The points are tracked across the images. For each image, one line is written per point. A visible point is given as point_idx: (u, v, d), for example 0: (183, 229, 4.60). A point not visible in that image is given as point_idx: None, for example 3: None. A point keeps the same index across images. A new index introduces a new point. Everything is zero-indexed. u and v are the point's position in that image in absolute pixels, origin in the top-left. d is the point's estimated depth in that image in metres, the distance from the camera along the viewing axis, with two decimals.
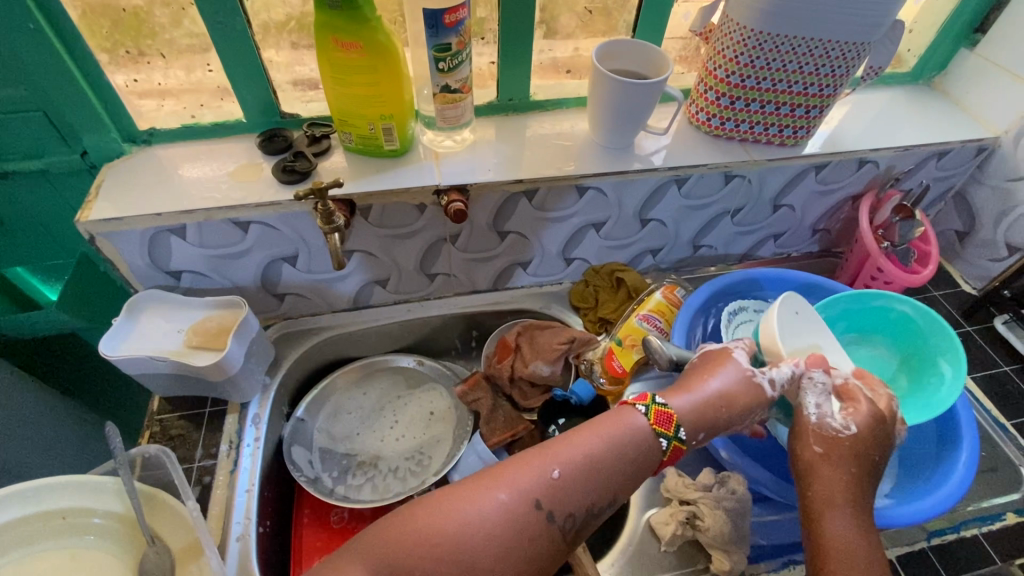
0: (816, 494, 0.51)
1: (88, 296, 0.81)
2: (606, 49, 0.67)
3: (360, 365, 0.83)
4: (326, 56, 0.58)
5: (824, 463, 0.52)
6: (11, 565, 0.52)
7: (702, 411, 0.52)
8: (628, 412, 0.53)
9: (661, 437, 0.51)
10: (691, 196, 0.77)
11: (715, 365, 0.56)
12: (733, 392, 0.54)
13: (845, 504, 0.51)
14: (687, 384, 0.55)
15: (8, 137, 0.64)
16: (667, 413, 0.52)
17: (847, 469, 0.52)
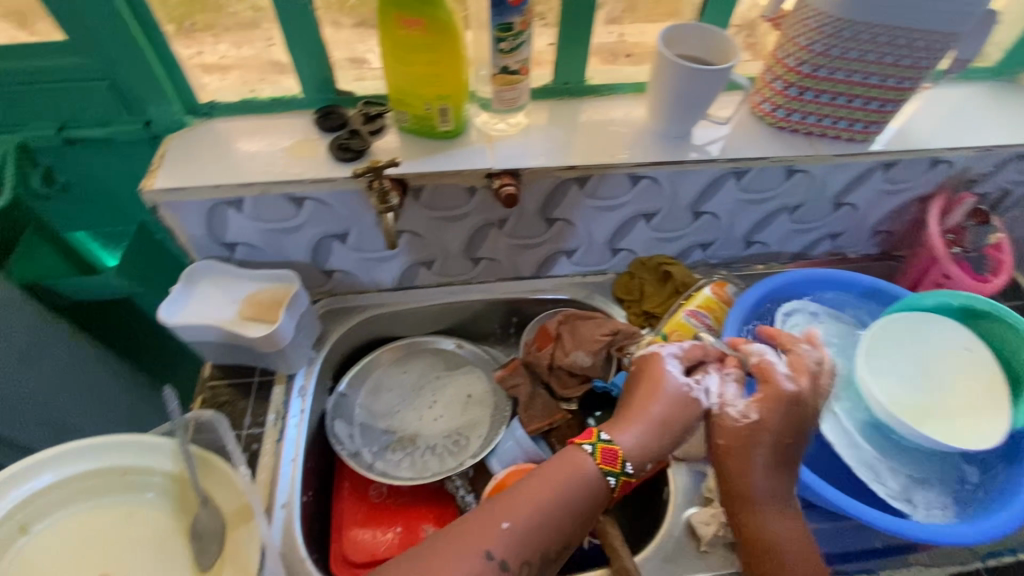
0: (731, 491, 0.55)
1: (140, 260, 0.84)
2: (671, 33, 0.64)
3: (403, 345, 0.83)
4: (388, 34, 0.58)
5: (732, 461, 0.55)
6: (75, 516, 0.55)
7: (648, 439, 0.54)
8: (575, 454, 0.54)
9: (609, 475, 0.52)
10: (749, 190, 0.74)
11: (651, 386, 0.56)
12: (673, 414, 0.55)
13: (763, 498, 0.54)
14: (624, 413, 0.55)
15: (77, 104, 0.66)
16: (612, 450, 0.53)
17: (759, 462, 0.54)
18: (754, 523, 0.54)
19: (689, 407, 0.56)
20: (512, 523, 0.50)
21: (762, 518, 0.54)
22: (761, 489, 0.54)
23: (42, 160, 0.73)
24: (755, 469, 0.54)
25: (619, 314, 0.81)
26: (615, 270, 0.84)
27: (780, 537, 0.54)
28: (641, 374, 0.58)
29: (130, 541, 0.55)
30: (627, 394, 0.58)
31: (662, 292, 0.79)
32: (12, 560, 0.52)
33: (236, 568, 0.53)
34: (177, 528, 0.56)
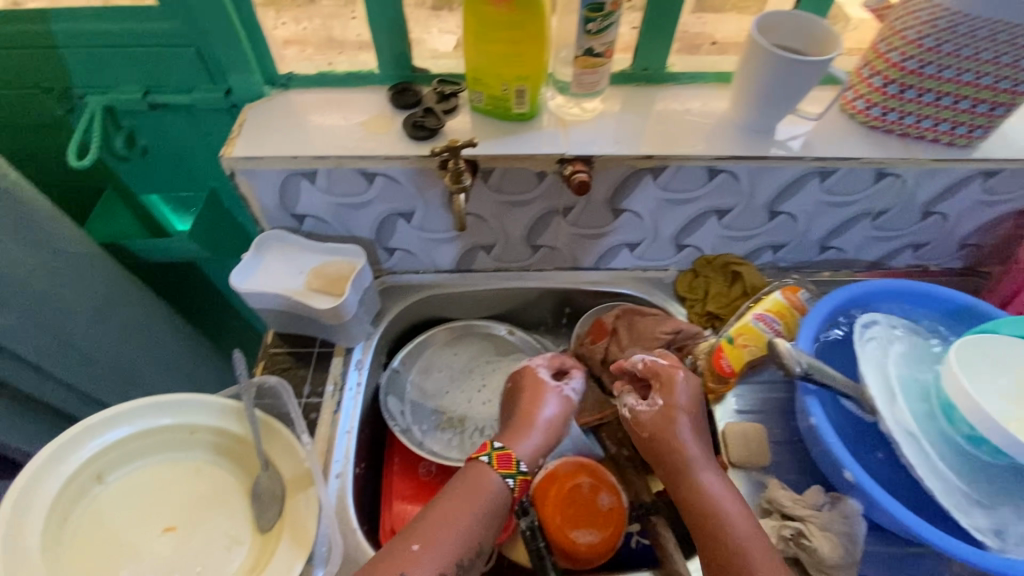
0: (665, 460, 0.59)
1: (217, 230, 0.87)
2: (766, 21, 0.61)
3: (455, 327, 0.83)
4: (474, 10, 0.56)
5: (659, 433, 0.60)
6: (141, 469, 0.56)
7: (545, 437, 0.63)
8: (476, 469, 0.58)
9: (508, 477, 0.58)
10: (832, 191, 0.70)
11: (538, 396, 0.66)
12: (557, 414, 0.65)
13: (691, 460, 0.57)
14: (515, 426, 0.64)
15: (163, 70, 0.68)
16: (507, 454, 0.59)
17: (682, 430, 0.59)
18: (688, 487, 0.56)
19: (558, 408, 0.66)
20: (422, 544, 0.52)
21: (695, 479, 0.56)
22: (686, 448, 0.58)
23: (125, 123, 0.75)
24: (677, 435, 0.59)
25: (679, 313, 0.78)
26: (677, 267, 0.81)
27: (719, 494, 0.55)
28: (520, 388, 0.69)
29: (195, 497, 0.55)
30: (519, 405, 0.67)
31: (729, 293, 0.77)
32: (86, 506, 0.53)
33: (295, 531, 0.53)
34: (239, 488, 0.57)
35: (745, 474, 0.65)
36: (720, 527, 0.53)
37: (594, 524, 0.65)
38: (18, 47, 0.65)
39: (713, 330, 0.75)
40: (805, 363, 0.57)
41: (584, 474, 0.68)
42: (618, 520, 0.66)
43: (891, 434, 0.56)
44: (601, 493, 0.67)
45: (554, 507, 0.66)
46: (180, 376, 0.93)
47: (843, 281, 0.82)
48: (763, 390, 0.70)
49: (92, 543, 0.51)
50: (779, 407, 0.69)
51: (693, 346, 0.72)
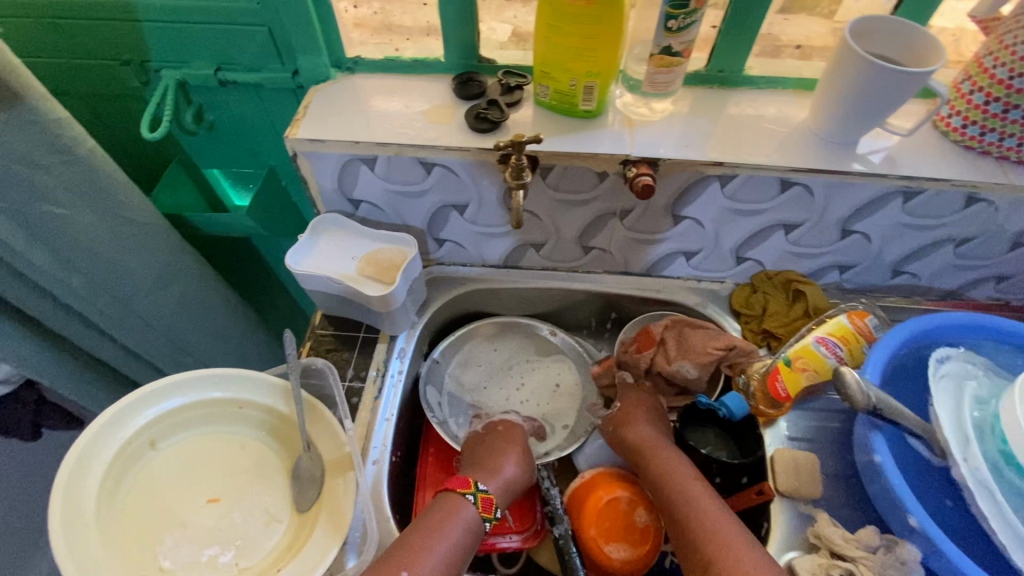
0: (631, 448, 0.66)
1: (273, 209, 0.88)
2: (860, 26, 0.57)
3: (497, 322, 0.82)
4: (550, 1, 0.54)
5: (620, 427, 0.68)
6: (191, 438, 0.57)
7: (508, 491, 0.60)
8: (458, 503, 0.56)
9: (485, 521, 0.56)
10: (915, 214, 0.65)
11: (511, 450, 0.65)
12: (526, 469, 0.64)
13: (652, 444, 0.65)
14: (485, 467, 0.62)
15: (236, 48, 0.69)
16: (489, 498, 0.57)
17: (641, 422, 0.67)
18: (651, 467, 0.63)
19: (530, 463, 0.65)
20: (411, 572, 0.49)
21: (654, 458, 0.63)
22: (647, 435, 0.66)
23: (195, 99, 0.76)
24: (635, 426, 0.67)
25: (733, 328, 0.75)
26: (734, 279, 0.78)
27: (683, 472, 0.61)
28: (503, 433, 0.68)
29: (239, 471, 0.56)
30: (485, 451, 0.65)
31: (790, 312, 0.73)
32: (137, 471, 0.54)
33: (331, 515, 0.53)
34: (280, 466, 0.57)
35: (794, 504, 0.61)
36: (686, 500, 0.58)
37: (630, 540, 0.64)
38: (101, 18, 0.66)
39: (769, 350, 0.72)
40: (874, 398, 0.53)
41: (622, 488, 0.67)
42: (654, 539, 0.64)
43: (964, 483, 0.52)
44: (638, 509, 0.65)
45: (589, 519, 0.65)
46: (227, 347, 0.95)
47: (914, 309, 0.77)
48: (818, 418, 0.67)
49: (142, 509, 0.53)
50: (834, 438, 0.66)
51: (746, 364, 0.69)
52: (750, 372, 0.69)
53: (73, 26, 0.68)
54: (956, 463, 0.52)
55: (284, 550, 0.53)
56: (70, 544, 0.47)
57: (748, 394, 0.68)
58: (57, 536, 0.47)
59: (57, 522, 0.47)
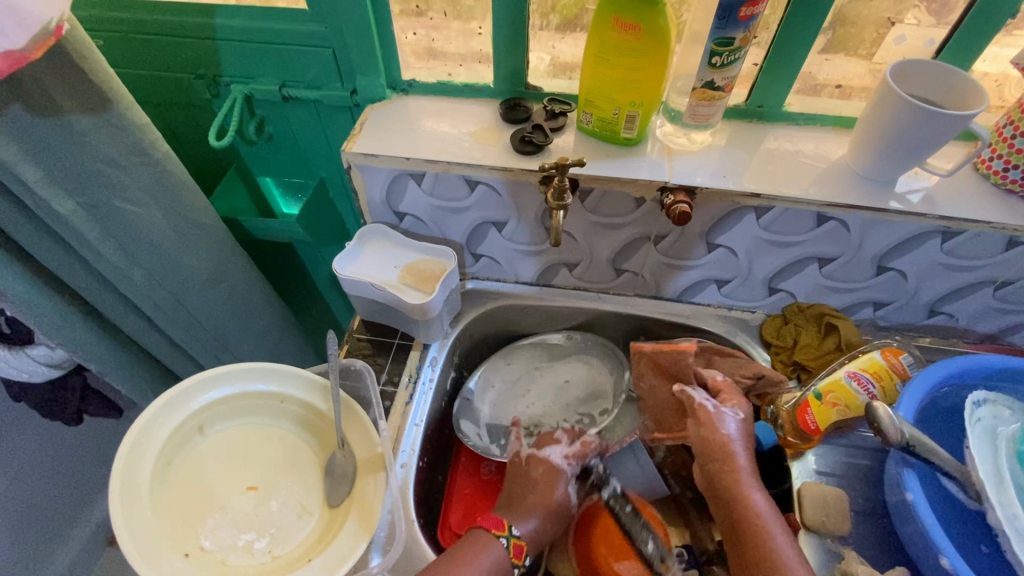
0: (724, 484, 0.58)
1: (320, 217, 0.92)
2: (901, 69, 0.58)
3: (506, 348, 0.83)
4: (599, 35, 0.57)
5: (725, 449, 0.60)
6: (234, 428, 0.60)
7: (538, 536, 0.61)
8: (488, 540, 0.57)
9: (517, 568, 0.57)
10: (953, 254, 0.65)
11: (542, 494, 0.63)
12: (554, 507, 0.63)
13: (745, 487, 0.57)
14: (514, 507, 0.62)
15: (302, 67, 0.74)
16: (521, 545, 0.58)
17: (741, 454, 0.60)
18: (739, 513, 0.56)
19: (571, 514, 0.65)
20: None
21: (750, 503, 0.57)
22: (745, 472, 0.58)
23: (258, 112, 0.82)
24: (737, 456, 0.59)
25: (762, 358, 0.75)
26: (765, 310, 0.78)
27: (777, 530, 0.55)
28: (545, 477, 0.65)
29: (278, 461, 0.59)
30: (517, 493, 0.64)
31: (820, 346, 0.73)
32: (186, 454, 0.57)
33: (361, 512, 0.55)
34: (315, 461, 0.60)
35: (820, 538, 0.61)
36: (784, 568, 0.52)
37: (640, 553, 0.64)
38: (183, 36, 0.72)
39: (798, 382, 0.72)
40: (907, 434, 0.52)
41: (626, 502, 0.68)
42: (661, 556, 0.64)
43: (1001, 528, 0.51)
44: (645, 526, 0.65)
45: (598, 536, 0.66)
46: (266, 347, 1.00)
47: (951, 351, 0.76)
48: (847, 454, 0.66)
49: (187, 490, 0.56)
50: (863, 476, 0.65)
51: (775, 396, 0.70)
52: (779, 404, 0.69)
53: (156, 42, 0.73)
54: (993, 507, 0.52)
55: (313, 543, 0.55)
56: (127, 515, 0.50)
57: (777, 425, 0.68)
58: (115, 505, 0.50)
59: (116, 492, 0.51)
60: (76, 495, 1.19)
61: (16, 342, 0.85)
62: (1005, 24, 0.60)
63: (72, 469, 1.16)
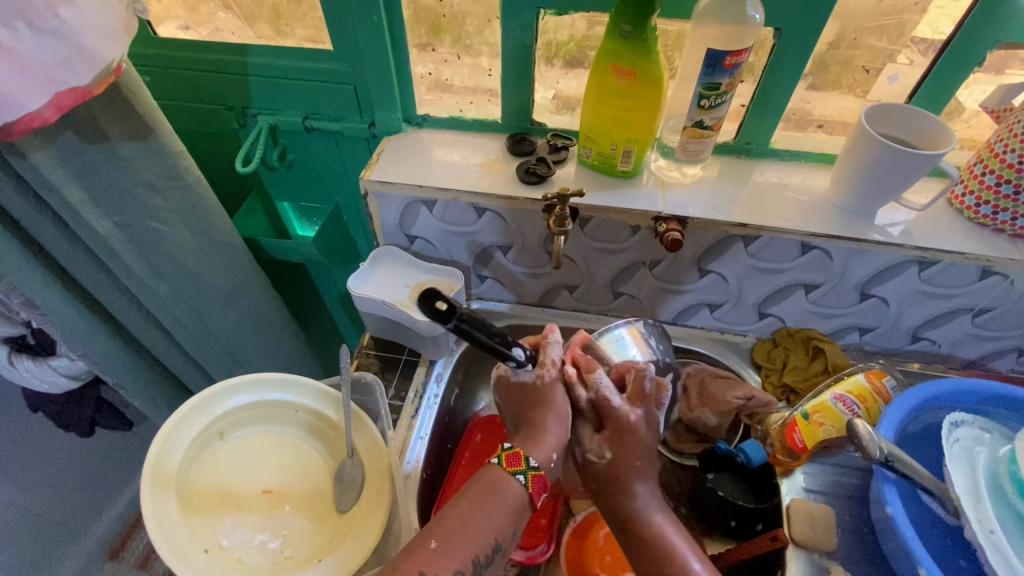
0: (642, 538, 0.51)
1: (335, 239, 0.97)
2: (874, 113, 0.64)
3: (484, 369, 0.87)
4: (598, 78, 0.63)
5: (620, 473, 0.53)
6: (252, 434, 0.64)
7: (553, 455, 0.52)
8: (497, 473, 0.50)
9: (518, 474, 0.49)
10: (931, 282, 0.69)
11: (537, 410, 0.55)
12: (541, 420, 0.54)
13: (643, 509, 0.52)
14: (526, 433, 0.54)
15: (325, 102, 0.80)
16: (515, 452, 0.50)
17: (638, 479, 0.53)
18: (657, 558, 0.50)
19: (564, 395, 0.56)
20: (440, 539, 0.47)
21: (651, 525, 0.52)
22: (643, 503, 0.52)
23: (281, 141, 0.88)
24: (633, 488, 0.53)
25: (753, 380, 0.78)
26: (756, 334, 0.82)
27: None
28: (525, 394, 0.56)
29: (293, 465, 0.62)
30: (521, 415, 0.56)
31: (809, 368, 0.76)
32: (207, 456, 0.61)
33: (367, 519, 0.58)
34: (325, 467, 0.63)
35: (808, 554, 0.63)
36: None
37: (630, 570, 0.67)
38: (217, 72, 0.79)
39: (788, 403, 0.75)
40: (886, 450, 0.56)
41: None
42: None
43: (978, 542, 0.54)
44: None
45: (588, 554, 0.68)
46: (276, 362, 1.03)
47: (936, 376, 0.79)
48: (836, 473, 0.69)
49: (208, 489, 0.59)
50: (852, 494, 0.68)
51: (766, 415, 0.72)
52: (768, 423, 0.72)
53: (192, 76, 0.80)
54: (969, 522, 0.54)
55: (322, 545, 0.57)
56: (154, 509, 0.54)
57: (766, 443, 0.71)
58: (145, 500, 0.54)
59: (147, 487, 0.54)
60: (80, 510, 1.21)
61: (40, 352, 0.88)
62: (971, 73, 0.66)
63: (78, 484, 1.18)
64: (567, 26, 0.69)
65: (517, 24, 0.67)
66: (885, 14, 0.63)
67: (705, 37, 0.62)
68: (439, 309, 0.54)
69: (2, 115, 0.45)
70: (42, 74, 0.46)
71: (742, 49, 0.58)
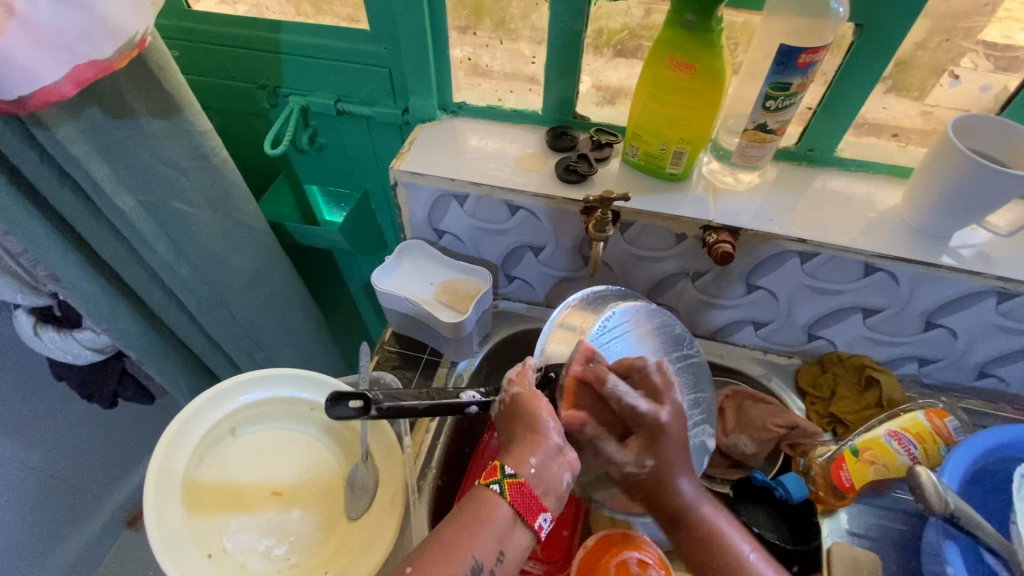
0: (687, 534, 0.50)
1: (361, 226, 0.94)
2: (961, 123, 0.57)
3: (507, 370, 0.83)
4: (652, 71, 0.58)
5: (665, 476, 0.50)
6: (265, 432, 0.62)
7: (546, 456, 0.47)
8: (484, 496, 0.46)
9: (494, 486, 0.46)
10: (1009, 317, 0.62)
11: (524, 420, 0.49)
12: (526, 433, 0.48)
13: (691, 502, 0.50)
14: (513, 440, 0.48)
15: (357, 84, 0.76)
16: (492, 464, 0.47)
17: (681, 476, 0.50)
18: (704, 549, 0.49)
19: (543, 403, 0.50)
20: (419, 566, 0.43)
21: (701, 517, 0.50)
22: (687, 498, 0.50)
23: (312, 123, 0.85)
24: (677, 482, 0.50)
25: (796, 407, 0.72)
26: (803, 355, 0.76)
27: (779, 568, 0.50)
28: (510, 412, 0.50)
29: (305, 466, 0.60)
30: (509, 431, 0.50)
31: (860, 400, 0.70)
32: (217, 453, 0.60)
33: (375, 533, 0.55)
34: (337, 470, 0.61)
35: None
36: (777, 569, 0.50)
37: None
38: (248, 48, 0.76)
39: (835, 435, 0.69)
40: (952, 504, 0.50)
41: (632, 548, 0.59)
42: None
43: None
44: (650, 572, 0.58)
45: None
46: (296, 348, 1.02)
47: (1000, 417, 0.72)
48: (882, 516, 0.64)
49: (216, 487, 0.58)
50: (899, 541, 0.63)
51: (810, 447, 0.67)
52: (812, 457, 0.66)
53: (223, 52, 0.77)
54: None
55: (330, 555, 0.55)
56: (157, 512, 0.52)
57: (807, 478, 0.65)
58: (150, 504, 0.52)
59: (150, 498, 0.53)
60: (102, 476, 1.24)
61: (64, 324, 0.87)
62: None
63: (102, 452, 1.21)
64: (621, 13, 0.63)
65: (566, 9, 0.62)
66: (988, 12, 0.56)
67: (777, 30, 0.56)
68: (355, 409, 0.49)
69: (16, 86, 0.43)
70: (59, 45, 0.44)
71: (820, 46, 0.52)
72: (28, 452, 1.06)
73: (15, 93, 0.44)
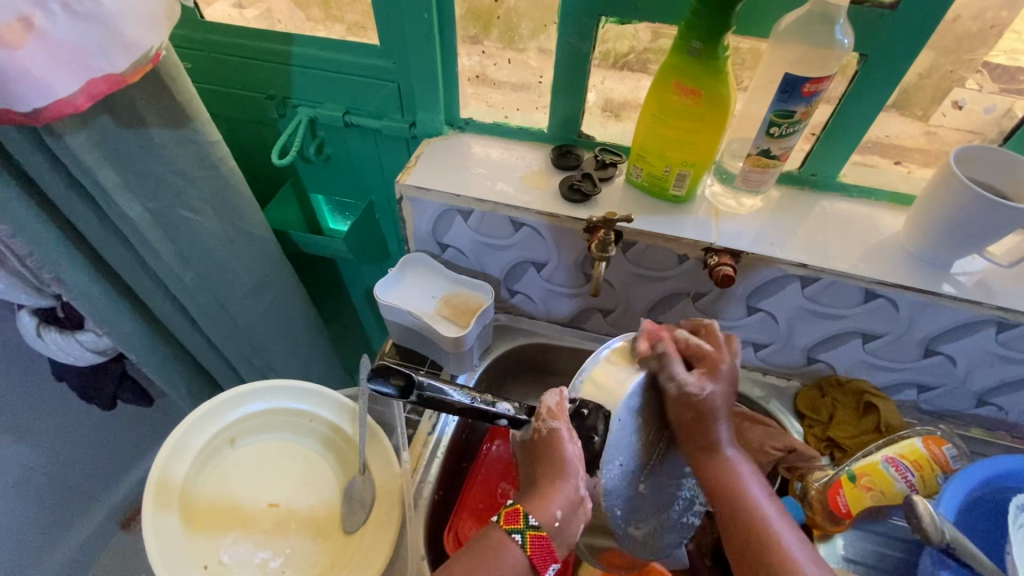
0: (710, 475, 0.54)
1: (365, 236, 0.95)
2: (962, 154, 0.58)
3: (507, 384, 0.83)
4: (658, 95, 0.58)
5: (707, 417, 0.54)
6: (264, 443, 0.62)
7: (567, 515, 0.48)
8: (503, 543, 0.46)
9: (513, 532, 0.47)
10: (1008, 346, 0.63)
11: (552, 467, 0.48)
12: (552, 488, 0.48)
13: (721, 443, 0.55)
14: (536, 488, 0.49)
15: (365, 97, 0.77)
16: (513, 509, 0.48)
17: (720, 422, 0.54)
18: (722, 487, 0.54)
19: (574, 450, 0.49)
20: None
21: (723, 459, 0.55)
22: (720, 439, 0.55)
23: (320, 134, 0.85)
24: (714, 425, 0.54)
25: (794, 430, 0.72)
26: (801, 379, 0.76)
27: (792, 538, 0.50)
28: (544, 454, 0.49)
29: (302, 478, 0.61)
30: (535, 470, 0.50)
31: (858, 424, 0.71)
32: (216, 463, 0.60)
33: (371, 548, 0.55)
34: (335, 481, 0.61)
35: None
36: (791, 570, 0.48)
37: None
38: (259, 60, 0.77)
39: (832, 459, 0.69)
40: (948, 535, 0.50)
41: None
42: None
43: None
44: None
45: None
46: (297, 356, 1.02)
47: (997, 445, 0.72)
48: (879, 544, 0.64)
49: (214, 498, 0.58)
50: (894, 569, 0.63)
51: (807, 471, 0.67)
52: (809, 481, 0.66)
53: (235, 61, 0.78)
54: None
55: (325, 568, 0.55)
56: (155, 522, 0.53)
57: (804, 503, 0.65)
58: (148, 514, 0.53)
59: (149, 508, 0.53)
60: (99, 477, 1.24)
61: (68, 325, 0.87)
62: None
63: (100, 452, 1.21)
64: (629, 37, 0.64)
65: (574, 31, 0.63)
66: (993, 42, 0.56)
67: (782, 58, 0.56)
68: (396, 390, 0.50)
69: (32, 99, 0.44)
70: (74, 59, 0.44)
71: (824, 76, 0.53)
72: (26, 451, 1.06)
73: (31, 106, 0.44)
